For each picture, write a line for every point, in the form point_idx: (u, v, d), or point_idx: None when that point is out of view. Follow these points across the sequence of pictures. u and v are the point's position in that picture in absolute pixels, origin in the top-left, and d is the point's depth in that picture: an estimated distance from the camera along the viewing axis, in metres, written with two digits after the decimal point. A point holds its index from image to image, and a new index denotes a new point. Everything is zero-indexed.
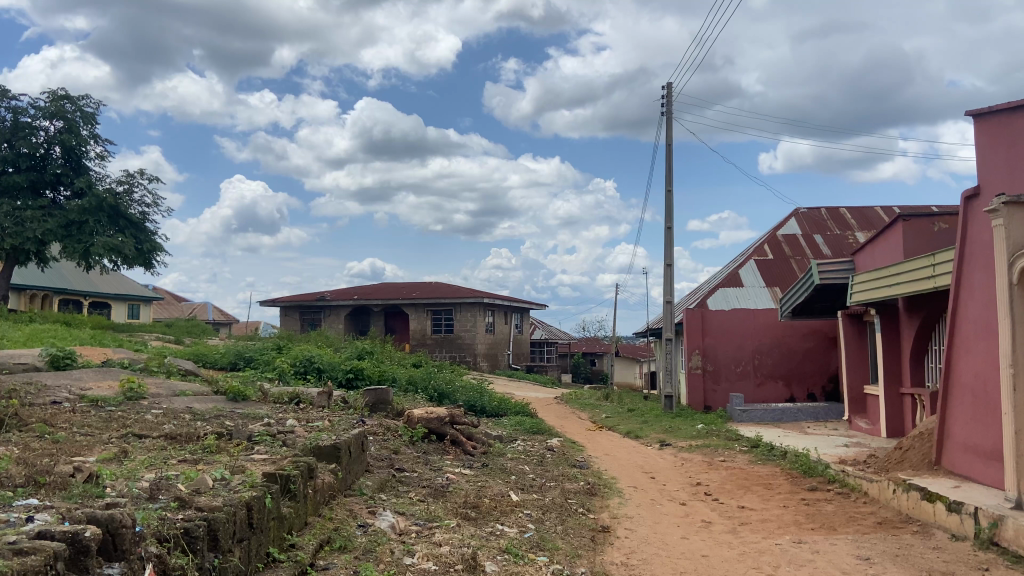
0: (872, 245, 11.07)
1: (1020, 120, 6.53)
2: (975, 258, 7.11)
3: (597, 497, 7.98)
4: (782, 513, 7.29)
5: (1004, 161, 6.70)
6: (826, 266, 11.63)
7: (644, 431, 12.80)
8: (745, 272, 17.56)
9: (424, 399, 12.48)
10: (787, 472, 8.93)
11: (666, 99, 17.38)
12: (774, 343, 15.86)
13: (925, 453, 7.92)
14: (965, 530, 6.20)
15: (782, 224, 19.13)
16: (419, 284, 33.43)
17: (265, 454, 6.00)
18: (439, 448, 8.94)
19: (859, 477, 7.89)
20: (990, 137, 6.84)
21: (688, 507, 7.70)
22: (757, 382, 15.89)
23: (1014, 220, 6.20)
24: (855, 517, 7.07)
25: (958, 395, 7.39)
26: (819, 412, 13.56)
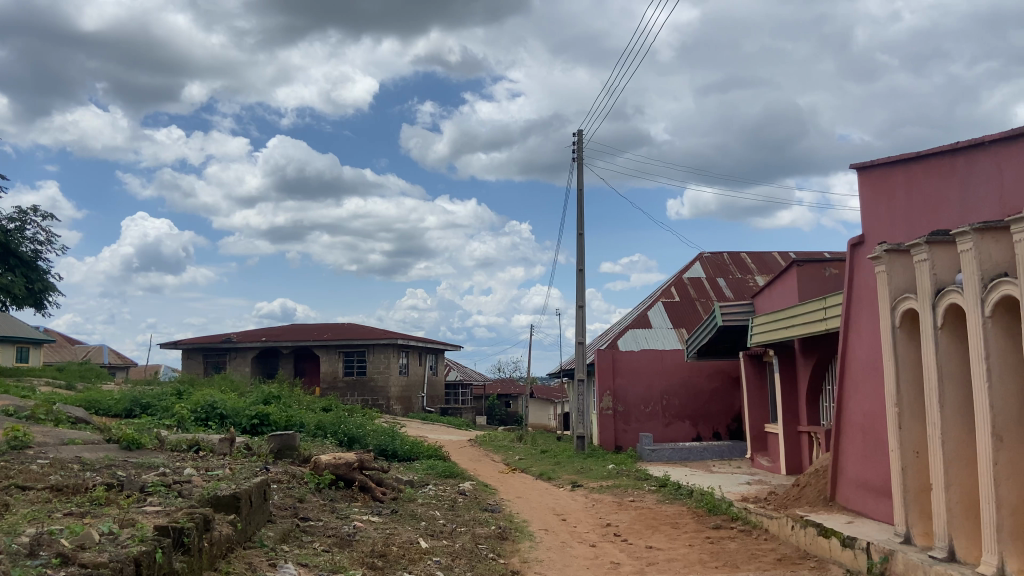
0: (770, 289, 11.58)
1: (897, 173, 7.01)
2: (862, 302, 7.53)
3: (507, 541, 7.92)
4: (688, 552, 7.42)
5: (886, 212, 7.17)
6: (728, 309, 12.10)
7: (556, 473, 12.84)
8: (654, 314, 18.04)
9: (333, 444, 12.19)
10: (693, 511, 9.11)
11: (577, 145, 17.87)
12: (680, 384, 16.28)
13: (820, 490, 8.25)
14: (858, 565, 6.46)
15: (687, 268, 19.80)
16: (331, 325, 32.80)
17: (158, 506, 5.70)
18: (346, 495, 8.74)
19: (760, 515, 8.13)
20: (873, 188, 7.32)
21: (598, 549, 7.73)
22: (665, 422, 16.20)
23: (895, 267, 6.60)
24: (756, 554, 7.26)
25: (849, 432, 7.75)
26: (724, 451, 13.94)
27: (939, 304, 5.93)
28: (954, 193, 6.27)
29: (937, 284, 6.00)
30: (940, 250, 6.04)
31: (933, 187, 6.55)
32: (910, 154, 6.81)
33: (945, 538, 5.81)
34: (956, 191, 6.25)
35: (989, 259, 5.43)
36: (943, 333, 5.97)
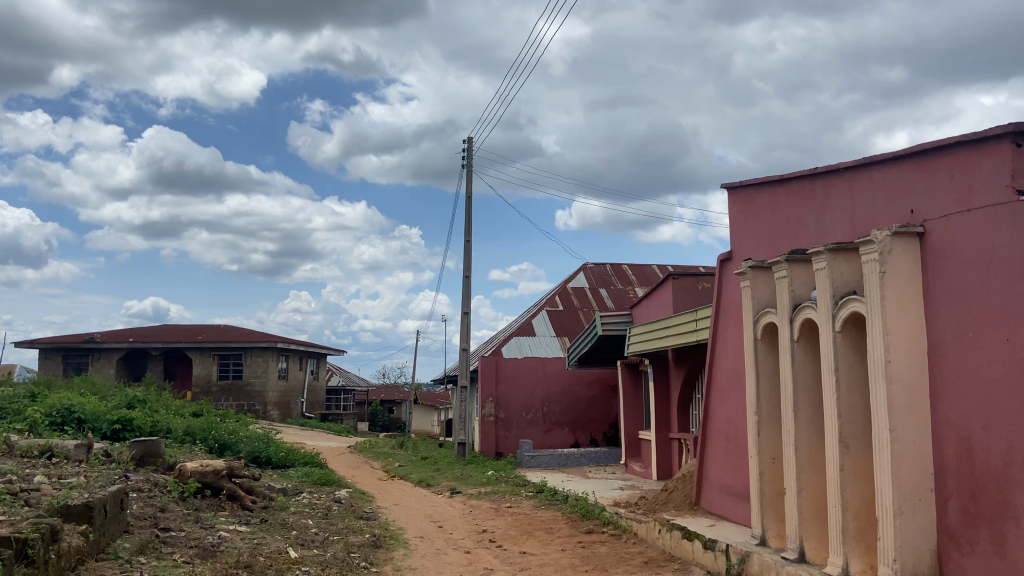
0: (648, 300, 12.00)
1: (763, 194, 7.42)
2: (728, 315, 7.93)
3: (381, 549, 7.82)
4: (560, 556, 7.56)
5: (752, 231, 7.59)
6: (607, 319, 12.46)
7: (435, 479, 12.80)
8: (537, 322, 18.33)
9: (202, 451, 11.68)
10: (567, 516, 9.30)
11: (467, 152, 17.93)
12: (561, 391, 16.60)
13: (686, 494, 8.61)
14: (717, 566, 6.77)
15: (571, 278, 20.23)
16: (207, 326, 31.41)
17: (1, 516, 5.28)
18: (213, 504, 8.38)
19: (629, 519, 8.39)
20: (742, 208, 7.73)
21: (473, 555, 7.76)
22: (545, 428, 16.46)
23: (758, 282, 6.99)
24: (624, 557, 7.48)
25: (714, 439, 8.13)
26: (600, 457, 14.32)
27: (796, 318, 6.32)
28: (812, 215, 6.68)
29: (794, 300, 6.39)
30: (798, 268, 6.43)
31: (793, 208, 6.95)
32: (773, 177, 7.21)
33: (796, 540, 6.17)
34: (813, 213, 6.65)
35: (840, 278, 5.83)
36: (799, 346, 6.36)
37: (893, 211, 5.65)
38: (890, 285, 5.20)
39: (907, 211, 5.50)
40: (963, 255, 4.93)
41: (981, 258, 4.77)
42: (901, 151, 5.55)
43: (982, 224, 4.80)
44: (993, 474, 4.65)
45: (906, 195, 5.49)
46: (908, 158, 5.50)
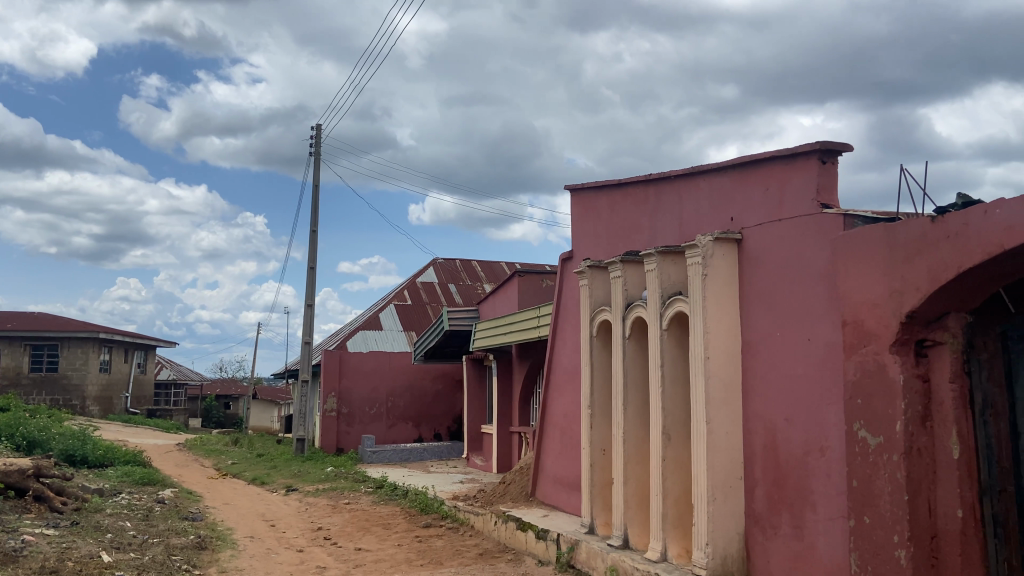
0: (494, 296, 12.17)
1: (601, 196, 7.73)
2: (568, 312, 8.20)
3: (206, 551, 7.43)
4: (395, 552, 7.52)
5: (591, 231, 7.89)
6: (453, 314, 12.52)
7: (271, 477, 12.33)
8: (384, 316, 18.11)
9: (5, 450, 10.60)
10: (405, 511, 9.27)
11: (315, 139, 17.38)
12: (406, 386, 16.51)
13: (523, 486, 8.83)
14: (549, 555, 7.00)
15: (420, 272, 20.15)
16: (16, 313, 28.51)
17: None
18: (16, 507, 7.62)
19: (467, 512, 8.49)
20: (583, 209, 8.01)
21: (306, 554, 7.55)
22: (389, 423, 16.31)
23: (595, 281, 7.27)
24: (460, 550, 7.56)
25: (550, 432, 8.39)
26: (442, 451, 14.38)
27: (628, 316, 6.64)
28: (645, 218, 7.03)
29: (627, 298, 6.70)
30: (632, 269, 6.75)
31: (629, 212, 7.28)
32: (611, 181, 7.52)
33: (621, 527, 6.48)
34: (646, 217, 7.00)
35: (669, 278, 6.18)
36: (630, 342, 6.68)
37: (716, 218, 6.04)
38: (711, 287, 5.58)
39: (728, 218, 5.90)
40: (773, 261, 5.33)
41: (788, 265, 5.17)
42: (724, 162, 5.94)
43: (789, 233, 5.20)
44: (794, 462, 5.02)
45: (728, 203, 5.90)
46: (730, 169, 5.89)
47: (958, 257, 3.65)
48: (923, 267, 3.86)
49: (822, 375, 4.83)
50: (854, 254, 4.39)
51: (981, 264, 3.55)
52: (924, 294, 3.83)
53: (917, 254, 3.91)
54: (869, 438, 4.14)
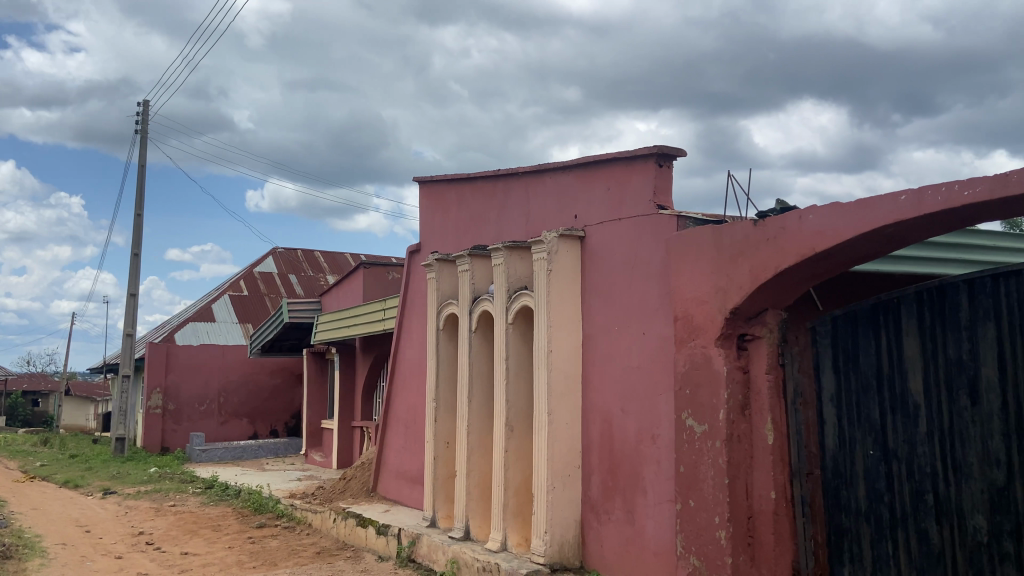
0: (337, 288, 11.86)
1: (450, 190, 7.73)
2: (414, 306, 8.13)
3: (9, 561, 6.71)
4: (226, 554, 7.15)
5: (440, 225, 7.87)
6: (294, 306, 12.07)
7: (86, 480, 11.34)
8: (218, 308, 17.15)
9: None
10: (237, 512, 8.83)
11: (142, 116, 16.12)
12: (241, 380, 15.75)
13: (364, 482, 8.68)
14: (389, 551, 6.93)
15: (258, 262, 19.26)
16: None
17: None
18: None
19: (304, 510, 8.22)
20: (431, 202, 7.98)
21: (126, 560, 7.00)
22: (221, 420, 15.49)
23: (443, 274, 7.27)
24: (296, 549, 7.31)
25: (394, 426, 8.30)
26: (279, 448, 13.84)
27: (474, 310, 6.68)
28: (493, 214, 7.10)
29: (474, 292, 6.74)
30: (479, 263, 6.80)
31: (477, 206, 7.32)
32: (460, 175, 7.53)
33: (463, 519, 6.52)
34: (493, 212, 7.08)
35: (515, 273, 6.28)
36: (476, 336, 6.73)
37: (561, 215, 6.21)
38: (554, 282, 5.75)
39: (572, 216, 6.08)
40: (612, 258, 5.56)
41: (626, 262, 5.40)
42: (569, 161, 6.11)
43: (628, 232, 5.43)
44: (628, 451, 5.25)
45: (572, 202, 6.08)
46: (574, 168, 6.07)
47: (776, 258, 3.96)
48: (746, 267, 4.15)
49: (654, 367, 5.07)
50: (687, 254, 4.66)
51: (796, 264, 3.87)
52: (746, 292, 4.13)
53: (741, 254, 4.21)
54: (696, 426, 4.41)
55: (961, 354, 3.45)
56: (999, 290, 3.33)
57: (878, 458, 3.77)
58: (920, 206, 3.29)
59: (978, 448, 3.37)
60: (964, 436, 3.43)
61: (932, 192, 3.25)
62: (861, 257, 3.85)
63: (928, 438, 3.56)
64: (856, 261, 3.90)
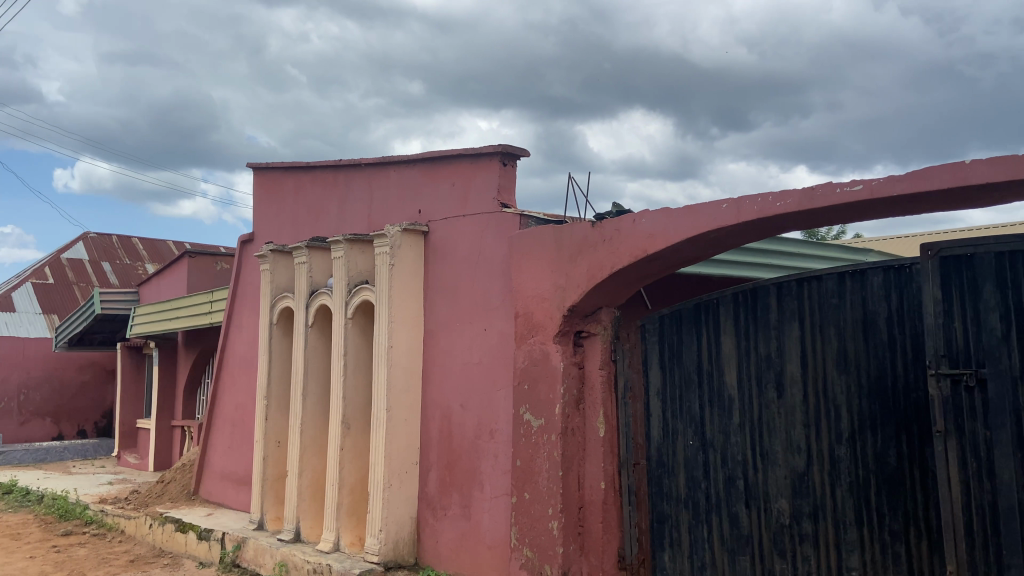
0: (158, 278, 11.04)
1: (287, 178, 7.42)
2: (245, 298, 7.73)
3: None
4: (25, 566, 6.45)
5: (275, 214, 7.54)
6: (108, 296, 11.11)
7: None
8: (16, 296, 15.44)
9: None
10: (38, 520, 8.01)
11: None
12: (43, 376, 14.28)
13: (185, 484, 8.14)
14: (211, 556, 6.55)
15: (66, 247, 17.53)
16: None
17: None
18: None
19: (117, 515, 7.60)
20: (266, 190, 7.63)
21: None
22: (18, 420, 13.97)
23: (278, 266, 6.96)
24: (107, 558, 6.74)
25: (220, 424, 7.85)
26: (87, 450, 12.71)
27: (311, 304, 6.45)
28: (332, 205, 6.89)
29: (312, 286, 6.51)
30: (317, 255, 6.58)
31: (316, 197, 7.08)
32: (297, 163, 7.25)
33: (293, 520, 6.29)
34: (333, 204, 6.87)
35: (355, 267, 6.13)
36: (312, 331, 6.50)
37: (404, 210, 6.14)
38: (396, 277, 5.69)
39: (415, 211, 6.02)
40: (455, 254, 5.57)
41: (469, 259, 5.43)
42: (413, 155, 6.04)
43: (471, 229, 5.46)
44: (466, 446, 5.28)
45: (416, 196, 6.03)
46: (419, 163, 6.02)
47: (611, 259, 4.13)
48: (584, 266, 4.30)
49: (494, 363, 5.13)
50: (528, 252, 4.76)
51: (629, 265, 4.05)
52: (583, 290, 4.28)
53: (579, 254, 4.35)
54: (533, 421, 4.51)
55: (770, 351, 3.77)
56: (804, 294, 3.66)
57: (697, 448, 4.03)
58: (739, 214, 3.54)
59: (782, 437, 3.68)
60: (770, 426, 3.74)
61: (749, 202, 3.51)
62: (688, 259, 4.09)
63: (740, 428, 3.86)
64: (683, 264, 4.14)
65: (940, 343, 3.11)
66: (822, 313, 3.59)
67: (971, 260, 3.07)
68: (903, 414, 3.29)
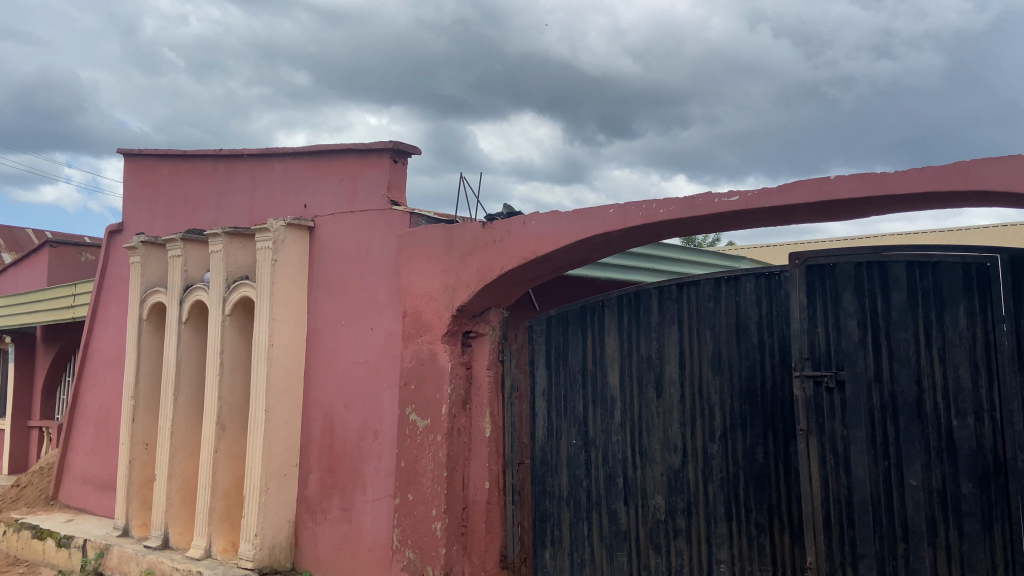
0: (14, 268, 10.21)
1: (162, 166, 7.03)
2: (113, 292, 7.26)
3: None
4: None
5: (148, 204, 7.13)
6: None
7: None
8: None
9: None
10: None
11: None
12: None
13: (42, 489, 7.56)
14: (71, 565, 6.15)
15: None
16: None
17: None
18: None
19: None
20: (138, 178, 7.20)
21: None
22: None
23: (150, 259, 6.59)
24: None
25: (81, 425, 7.33)
26: None
27: (186, 299, 6.14)
28: (211, 196, 6.58)
29: (186, 281, 6.20)
30: (193, 248, 6.26)
31: (194, 187, 6.74)
32: (173, 151, 6.87)
33: (161, 527, 5.95)
34: (212, 195, 6.57)
35: (235, 261, 5.88)
36: (186, 328, 6.18)
37: (288, 204, 5.94)
38: (279, 273, 5.50)
39: (300, 205, 5.84)
40: (341, 251, 5.45)
41: (356, 256, 5.32)
42: (299, 148, 5.86)
43: (358, 226, 5.35)
44: (348, 447, 5.17)
45: (301, 190, 5.85)
46: (305, 156, 5.84)
47: (501, 260, 4.15)
48: (474, 267, 4.30)
49: (380, 362, 5.05)
50: (417, 251, 4.71)
51: (518, 267, 4.09)
52: (472, 290, 4.27)
53: (469, 254, 4.35)
54: (418, 421, 4.47)
55: (650, 352, 3.89)
56: (683, 297, 3.81)
57: (579, 447, 4.11)
58: (625, 219, 3.64)
59: (660, 436, 3.82)
60: (649, 425, 3.87)
61: (635, 208, 3.62)
62: (575, 262, 4.17)
63: (621, 427, 3.97)
64: (570, 266, 4.21)
65: (805, 346, 3.32)
66: (699, 317, 3.74)
67: (833, 269, 3.28)
68: (770, 413, 3.48)
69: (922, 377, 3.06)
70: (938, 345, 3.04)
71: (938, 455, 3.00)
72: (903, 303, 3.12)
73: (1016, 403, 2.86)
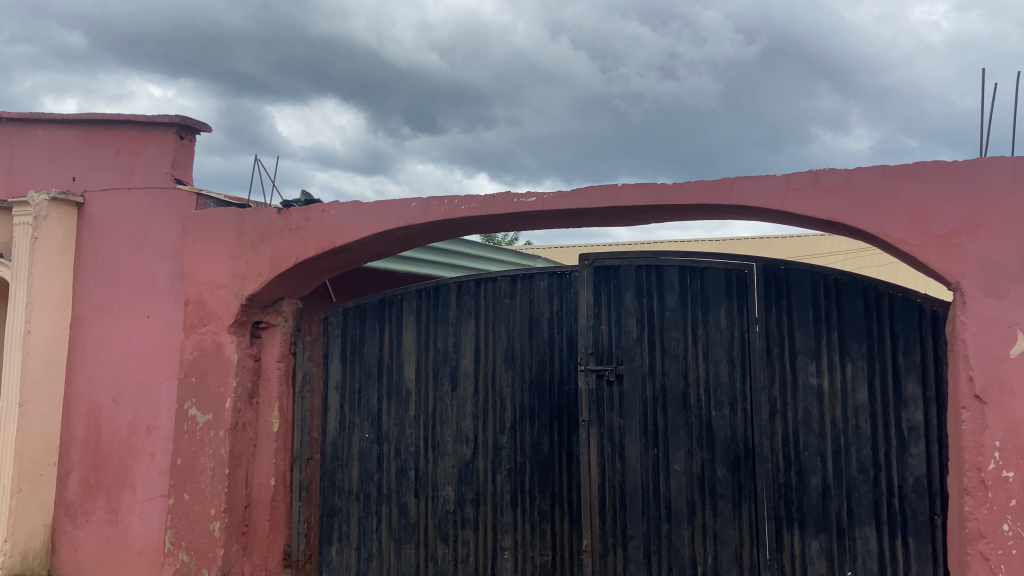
0: None
1: None
2: None
3: None
4: None
5: None
6: None
7: None
8: None
9: None
10: None
11: None
12: None
13: None
14: None
15: None
16: None
17: None
18: None
19: None
20: None
21: None
22: None
23: None
24: None
25: None
26: None
27: None
28: None
29: None
30: None
31: None
32: None
33: None
34: None
35: None
36: None
37: (53, 176, 5.32)
38: (39, 252, 4.93)
39: (69, 178, 5.26)
40: (116, 231, 4.97)
41: (133, 236, 4.88)
42: (68, 115, 5.27)
43: (136, 205, 4.91)
44: (116, 444, 4.73)
45: (70, 161, 5.27)
46: (76, 125, 5.27)
47: (297, 248, 4.00)
48: (266, 254, 4.11)
49: (157, 352, 4.66)
50: (203, 235, 4.41)
51: (315, 257, 3.96)
52: (265, 279, 4.08)
53: (262, 241, 4.14)
54: (198, 416, 4.19)
55: (447, 346, 3.94)
56: (480, 293, 3.90)
57: (372, 440, 4.07)
58: (426, 213, 3.66)
59: (453, 428, 3.88)
60: (442, 417, 3.92)
61: (436, 203, 3.64)
62: (374, 254, 4.12)
63: (415, 420, 3.98)
64: (369, 258, 4.16)
65: (590, 342, 3.52)
66: (495, 312, 3.85)
67: (617, 271, 3.52)
68: (556, 405, 3.66)
69: (689, 371, 3.37)
70: (703, 343, 3.36)
71: (699, 443, 3.32)
72: (675, 304, 3.41)
73: (764, 395, 3.23)
